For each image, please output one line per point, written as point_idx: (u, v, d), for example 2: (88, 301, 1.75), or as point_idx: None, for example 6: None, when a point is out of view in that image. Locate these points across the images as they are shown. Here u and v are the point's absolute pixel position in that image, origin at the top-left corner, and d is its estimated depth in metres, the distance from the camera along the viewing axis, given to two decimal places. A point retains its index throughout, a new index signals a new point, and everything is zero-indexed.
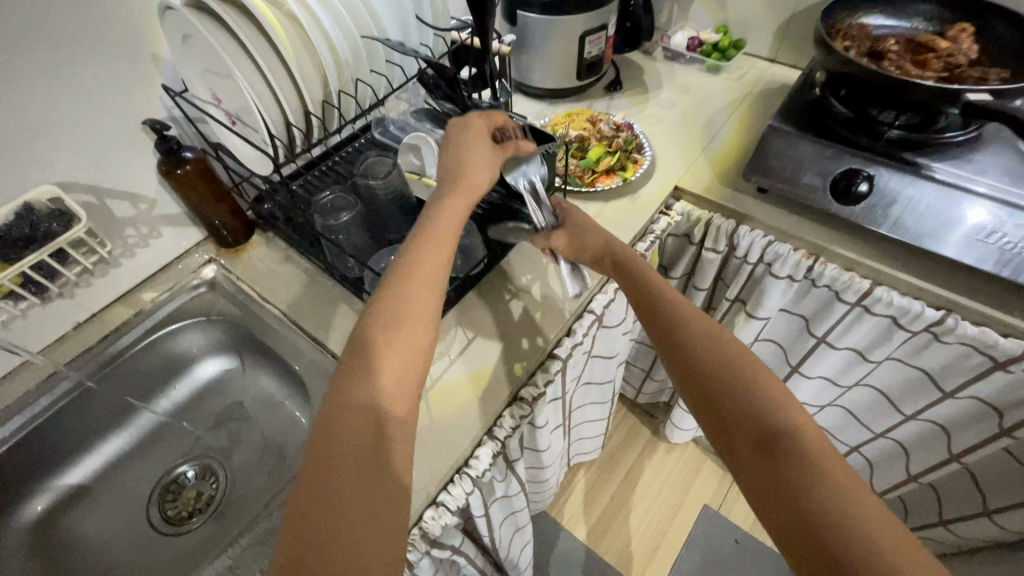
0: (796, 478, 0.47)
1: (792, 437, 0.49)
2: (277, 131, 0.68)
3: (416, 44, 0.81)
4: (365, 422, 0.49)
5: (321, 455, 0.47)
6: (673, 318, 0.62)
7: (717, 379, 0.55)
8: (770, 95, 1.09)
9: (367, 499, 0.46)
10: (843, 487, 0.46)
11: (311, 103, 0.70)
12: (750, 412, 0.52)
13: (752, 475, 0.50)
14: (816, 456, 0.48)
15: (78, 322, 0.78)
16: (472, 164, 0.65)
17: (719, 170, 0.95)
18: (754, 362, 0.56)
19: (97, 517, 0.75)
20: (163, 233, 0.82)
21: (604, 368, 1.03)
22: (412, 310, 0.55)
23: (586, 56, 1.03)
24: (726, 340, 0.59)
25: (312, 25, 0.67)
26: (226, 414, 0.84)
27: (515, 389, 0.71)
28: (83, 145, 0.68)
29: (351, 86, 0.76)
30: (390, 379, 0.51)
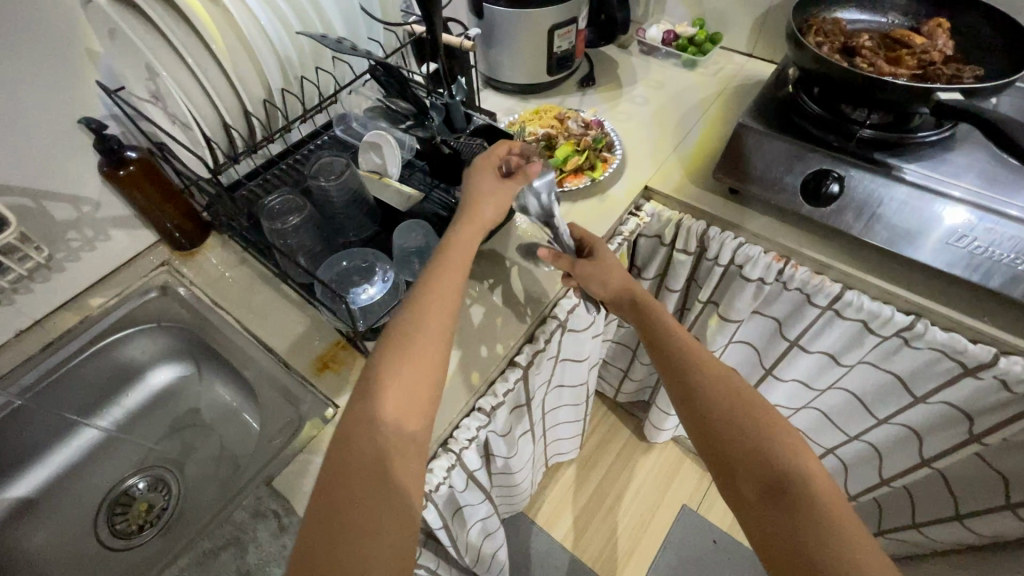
0: (805, 530, 0.49)
1: (800, 486, 0.51)
2: (213, 133, 0.68)
3: (366, 39, 0.79)
4: (376, 440, 0.47)
5: (332, 472, 0.46)
6: (681, 360, 0.62)
7: (728, 424, 0.56)
8: (746, 91, 1.06)
9: (378, 523, 0.44)
10: (851, 539, 0.47)
11: (249, 102, 0.69)
12: (760, 458, 0.54)
13: (762, 524, 0.51)
14: (826, 508, 0.49)
15: (19, 329, 0.75)
16: (483, 191, 0.65)
17: (690, 169, 0.92)
18: (764, 406, 0.57)
19: (41, 532, 0.71)
20: (111, 235, 0.78)
21: (575, 372, 1.01)
22: (428, 328, 0.53)
23: (556, 51, 0.99)
24: (736, 384, 0.59)
25: (245, 19, 0.65)
26: (180, 421, 0.81)
27: (472, 399, 0.69)
28: (14, 145, 0.64)
29: (294, 84, 0.74)
30: (403, 395, 0.49)
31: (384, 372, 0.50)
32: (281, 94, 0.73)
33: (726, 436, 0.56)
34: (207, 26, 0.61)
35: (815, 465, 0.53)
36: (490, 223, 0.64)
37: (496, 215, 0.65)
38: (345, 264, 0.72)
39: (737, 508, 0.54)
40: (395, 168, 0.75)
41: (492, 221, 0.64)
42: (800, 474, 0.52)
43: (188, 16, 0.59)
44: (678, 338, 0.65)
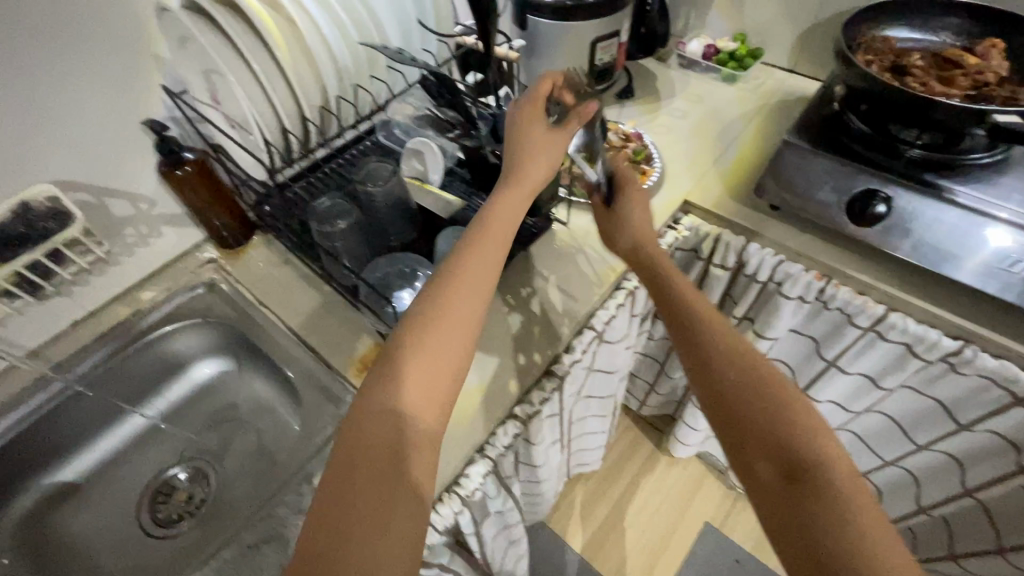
0: (826, 525, 0.45)
1: (823, 478, 0.47)
2: (273, 137, 0.70)
3: (420, 49, 0.81)
4: (396, 425, 0.48)
5: (347, 459, 0.46)
6: (703, 338, 0.59)
7: (749, 407, 0.52)
8: (787, 108, 1.06)
9: (391, 509, 0.44)
10: (872, 537, 0.44)
11: (308, 109, 0.71)
12: (783, 445, 0.50)
13: (774, 507, 0.48)
14: (846, 498, 0.46)
15: (75, 319, 0.78)
16: (531, 152, 0.63)
17: (729, 184, 0.92)
18: (789, 391, 0.53)
19: (87, 516, 0.74)
20: (163, 232, 0.81)
21: (605, 382, 1.01)
22: (451, 315, 0.53)
23: (598, 64, 1.01)
24: (761, 365, 0.55)
25: (309, 29, 0.67)
26: (220, 415, 0.83)
27: (509, 406, 0.69)
28: (83, 145, 0.67)
29: (349, 90, 0.77)
30: (423, 386, 0.50)
31: (405, 359, 0.51)
32: (336, 101, 0.75)
33: (747, 420, 0.52)
34: (275, 36, 0.64)
35: (840, 457, 0.49)
36: (534, 190, 0.63)
37: (537, 187, 0.63)
38: (388, 267, 0.73)
39: (752, 495, 0.50)
40: (435, 174, 0.76)
41: (540, 183, 0.63)
42: (825, 465, 0.48)
43: (259, 30, 0.63)
44: (700, 315, 0.61)
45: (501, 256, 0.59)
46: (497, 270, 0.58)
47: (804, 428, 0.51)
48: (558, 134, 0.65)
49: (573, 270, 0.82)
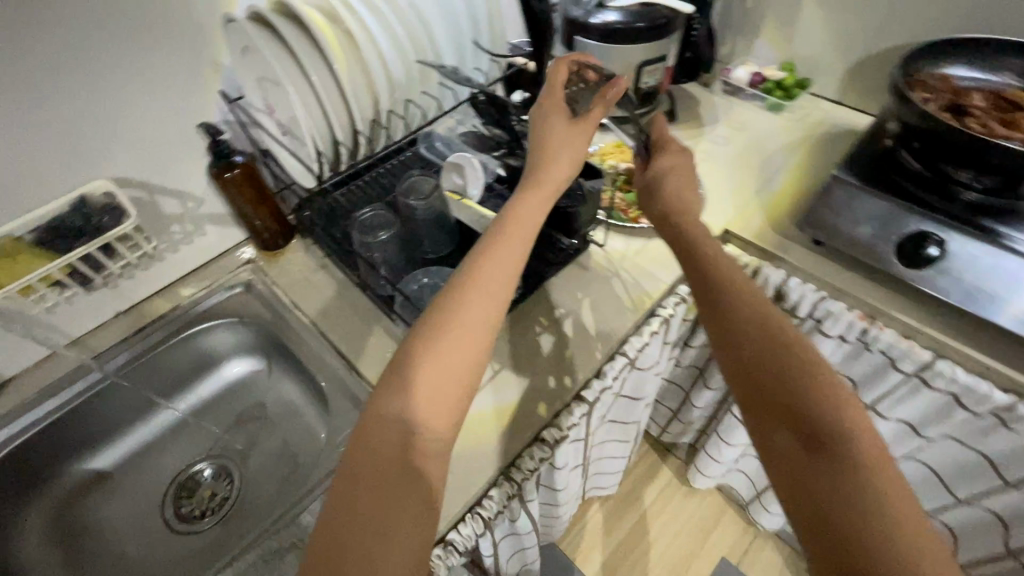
0: (843, 495, 0.43)
1: (845, 447, 0.45)
2: (323, 148, 0.71)
3: (471, 69, 0.82)
4: (403, 432, 0.48)
5: (355, 462, 0.47)
6: (724, 306, 0.56)
7: (769, 376, 0.50)
8: (833, 141, 1.04)
9: (393, 510, 0.45)
10: (894, 510, 0.42)
11: (361, 122, 0.72)
12: (802, 414, 0.48)
13: (791, 474, 0.46)
14: (868, 471, 0.44)
15: (117, 311, 0.80)
16: (552, 152, 0.62)
17: (771, 215, 0.90)
18: (815, 360, 0.51)
19: (115, 505, 0.75)
20: (207, 231, 0.83)
21: (631, 408, 0.99)
22: (463, 315, 0.53)
23: (643, 87, 1.01)
24: (786, 333, 0.53)
25: (367, 43, 0.68)
26: (247, 414, 0.84)
27: (537, 429, 0.68)
28: (140, 144, 0.69)
29: (398, 104, 0.77)
30: (431, 387, 0.50)
31: (414, 359, 0.51)
32: (387, 116, 0.76)
33: (767, 388, 0.50)
34: (336, 51, 0.65)
35: (866, 429, 0.47)
36: (556, 190, 0.62)
37: (559, 188, 0.62)
38: (425, 280, 0.73)
39: (767, 457, 0.49)
40: (476, 190, 0.73)
41: (563, 181, 0.62)
42: (847, 436, 0.46)
43: (317, 39, 0.63)
44: (723, 280, 0.58)
45: (519, 255, 0.58)
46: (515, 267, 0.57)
47: (829, 397, 0.49)
48: (580, 126, 0.63)
49: (608, 294, 0.81)
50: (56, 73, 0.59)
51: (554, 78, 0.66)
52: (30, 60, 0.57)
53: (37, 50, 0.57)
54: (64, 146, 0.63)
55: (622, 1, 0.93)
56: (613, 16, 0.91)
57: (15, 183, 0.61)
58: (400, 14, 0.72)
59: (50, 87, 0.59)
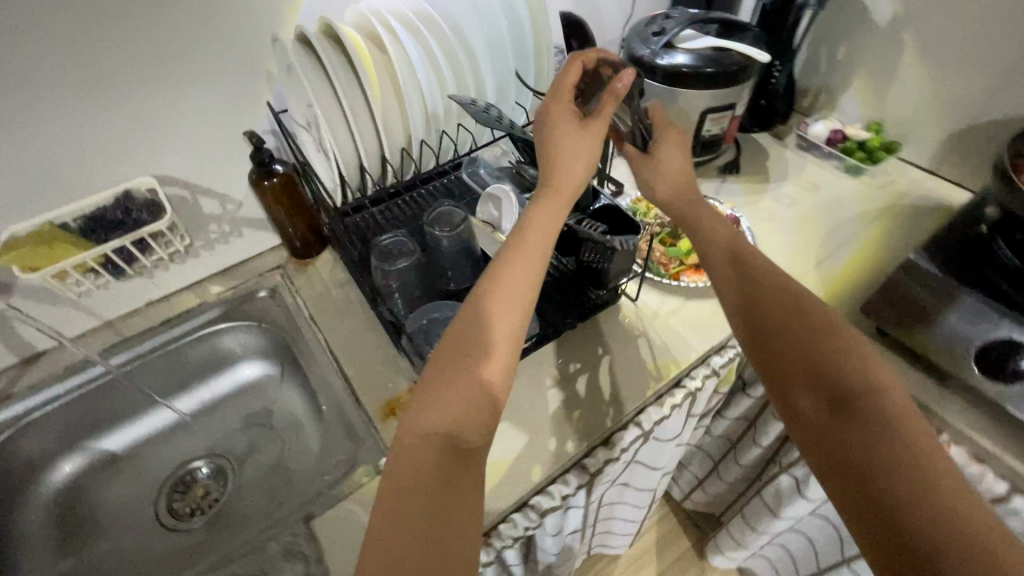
0: (880, 454, 0.42)
1: (877, 408, 0.44)
2: (347, 173, 0.71)
3: (513, 104, 0.80)
4: (432, 447, 0.45)
5: (394, 488, 0.43)
6: (744, 286, 0.55)
7: (798, 356, 0.50)
8: (918, 216, 0.92)
9: (443, 518, 0.42)
10: (924, 456, 0.41)
11: (388, 149, 0.72)
12: (830, 382, 0.47)
13: (818, 435, 0.46)
14: (893, 421, 0.43)
15: (150, 300, 0.83)
16: (561, 144, 0.57)
17: (830, 291, 0.81)
18: (827, 319, 0.51)
19: (116, 488, 0.77)
20: (244, 233, 0.85)
21: (646, 476, 0.92)
22: (493, 310, 0.51)
23: (704, 134, 0.95)
24: (809, 306, 0.52)
25: (406, 71, 0.67)
26: (252, 418, 0.84)
27: (527, 493, 0.63)
28: (186, 145, 0.71)
29: (433, 135, 0.76)
30: (460, 393, 0.47)
31: (438, 372, 0.48)
32: (420, 146, 0.75)
33: (795, 367, 0.49)
34: (370, 75, 0.64)
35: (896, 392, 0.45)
36: (575, 185, 0.57)
37: (575, 185, 0.57)
38: (433, 315, 0.70)
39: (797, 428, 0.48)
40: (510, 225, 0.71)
41: (581, 185, 0.58)
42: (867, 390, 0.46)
43: (355, 68, 0.62)
44: (741, 258, 0.57)
45: (544, 250, 0.55)
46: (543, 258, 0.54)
47: (845, 356, 0.48)
48: (592, 128, 0.58)
49: (631, 355, 0.75)
50: (112, 73, 0.62)
51: (563, 77, 0.61)
52: (89, 59, 0.59)
53: (97, 51, 0.60)
54: (116, 142, 0.66)
55: (694, 44, 0.88)
56: (682, 57, 0.86)
57: (64, 173, 0.65)
58: (449, 47, 0.69)
59: (107, 87, 0.62)
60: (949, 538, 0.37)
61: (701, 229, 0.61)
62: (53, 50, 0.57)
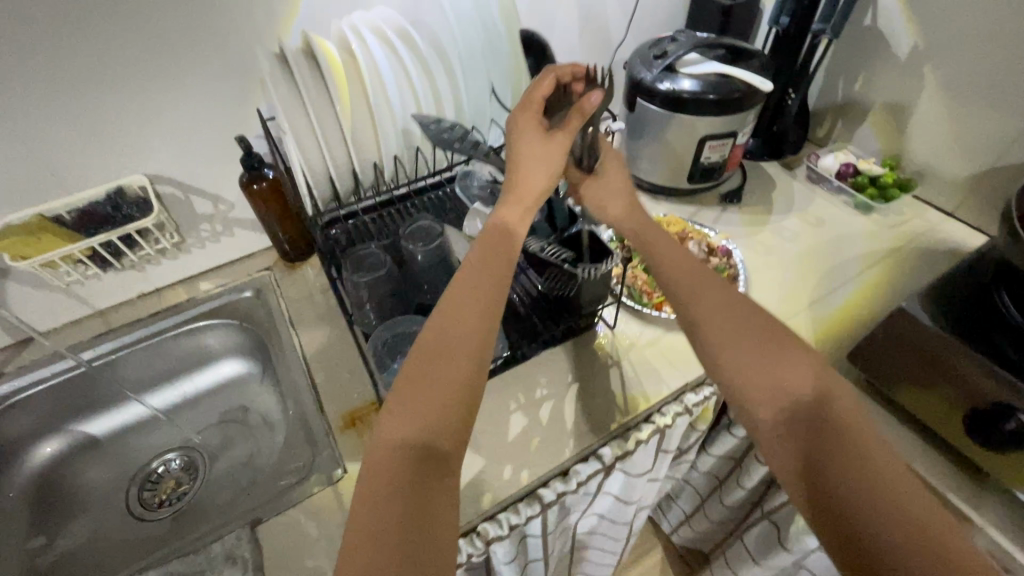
0: (837, 461, 0.43)
1: (827, 415, 0.46)
2: (318, 185, 0.71)
3: (489, 121, 0.79)
4: (400, 455, 0.43)
5: (364, 497, 0.42)
6: (694, 294, 0.53)
7: (755, 372, 0.48)
8: (929, 261, 0.87)
9: (420, 517, 0.41)
10: (878, 466, 0.42)
11: (358, 163, 0.73)
12: (781, 395, 0.47)
13: (779, 450, 0.46)
14: (844, 431, 0.44)
15: (142, 292, 0.86)
16: (526, 153, 0.56)
17: (822, 334, 0.77)
18: (774, 328, 0.50)
19: (93, 472, 0.80)
20: (235, 234, 0.87)
21: (618, 509, 0.89)
22: (463, 304, 0.50)
23: (703, 161, 0.92)
24: (755, 314, 0.51)
25: (375, 87, 0.67)
26: (228, 415, 0.86)
27: (475, 519, 0.62)
28: (178, 146, 0.74)
29: (405, 149, 0.76)
30: (427, 396, 0.46)
31: (407, 378, 0.47)
32: (391, 160, 0.75)
33: (752, 384, 0.48)
34: (341, 86, 0.64)
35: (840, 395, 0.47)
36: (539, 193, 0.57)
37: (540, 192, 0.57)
38: (404, 329, 0.69)
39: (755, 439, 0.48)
40: None
41: (543, 193, 0.57)
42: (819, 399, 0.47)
43: (327, 84, 0.62)
44: (690, 263, 0.56)
45: (514, 247, 0.55)
46: (511, 257, 0.54)
47: (797, 369, 0.48)
48: (553, 142, 0.56)
49: (601, 385, 0.73)
50: (107, 74, 0.64)
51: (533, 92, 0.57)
52: (86, 60, 0.62)
53: (93, 54, 0.62)
54: (111, 141, 0.69)
55: (697, 68, 0.85)
56: (688, 83, 0.83)
57: (59, 168, 0.67)
58: (421, 63, 0.69)
59: (103, 88, 0.65)
60: (913, 546, 0.38)
61: (652, 242, 0.59)
62: (52, 51, 0.60)
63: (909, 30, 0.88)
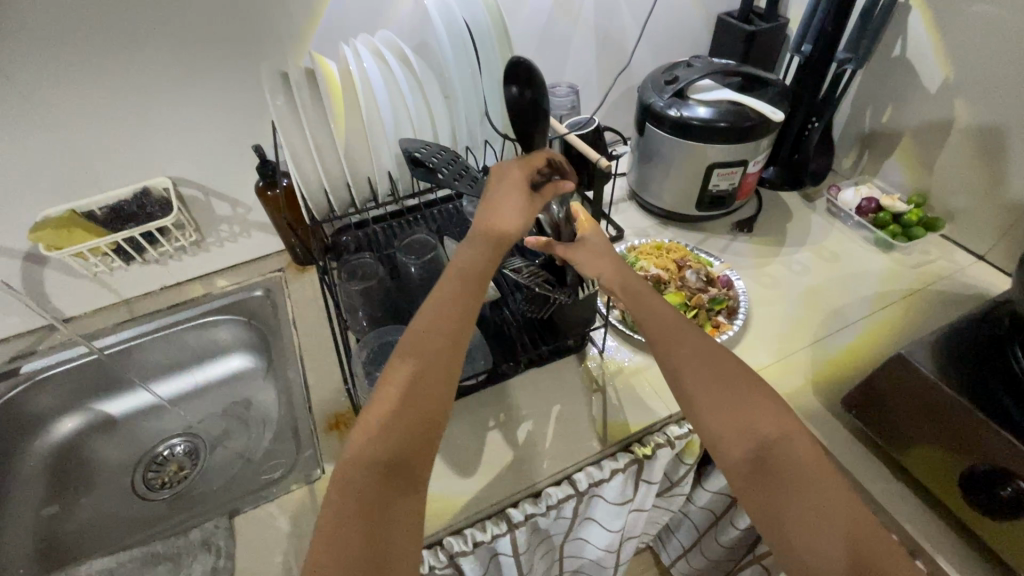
0: (802, 500, 0.44)
1: (791, 453, 0.46)
2: (312, 199, 0.74)
3: (483, 140, 0.81)
4: (371, 468, 0.43)
5: (334, 508, 0.42)
6: (673, 342, 0.54)
7: (726, 415, 0.49)
8: (949, 305, 0.82)
9: (388, 526, 0.42)
10: (843, 512, 0.43)
11: (352, 178, 0.74)
12: (750, 436, 0.48)
13: (750, 492, 0.47)
14: (813, 476, 0.45)
15: (165, 284, 0.92)
16: (511, 188, 0.57)
17: (820, 375, 0.74)
18: (744, 370, 0.52)
19: (107, 449, 0.86)
20: (253, 235, 0.92)
21: (602, 536, 0.87)
22: (445, 320, 0.50)
23: (712, 188, 0.91)
24: (725, 359, 0.52)
25: (368, 106, 0.68)
26: (232, 406, 0.90)
27: (440, 532, 0.62)
28: (202, 152, 0.79)
29: (398, 169, 0.77)
30: (401, 410, 0.46)
31: (382, 393, 0.47)
32: (385, 177, 0.76)
33: (723, 427, 0.49)
34: (335, 105, 0.65)
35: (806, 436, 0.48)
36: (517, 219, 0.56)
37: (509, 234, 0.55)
38: (391, 338, 0.71)
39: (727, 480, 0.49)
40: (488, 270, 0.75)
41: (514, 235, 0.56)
42: (789, 441, 0.47)
43: (323, 104, 0.65)
44: (671, 313, 0.56)
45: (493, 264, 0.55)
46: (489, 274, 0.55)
47: (767, 413, 0.49)
48: (532, 208, 0.57)
49: (582, 410, 0.72)
50: (141, 84, 0.70)
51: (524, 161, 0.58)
52: (123, 71, 0.68)
53: (128, 66, 0.68)
54: (141, 145, 0.75)
55: (709, 95, 0.84)
56: (703, 110, 0.82)
57: (94, 167, 0.74)
58: (416, 87, 0.71)
59: (135, 97, 0.71)
60: None
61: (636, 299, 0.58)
62: (92, 63, 0.66)
63: (939, 62, 0.84)
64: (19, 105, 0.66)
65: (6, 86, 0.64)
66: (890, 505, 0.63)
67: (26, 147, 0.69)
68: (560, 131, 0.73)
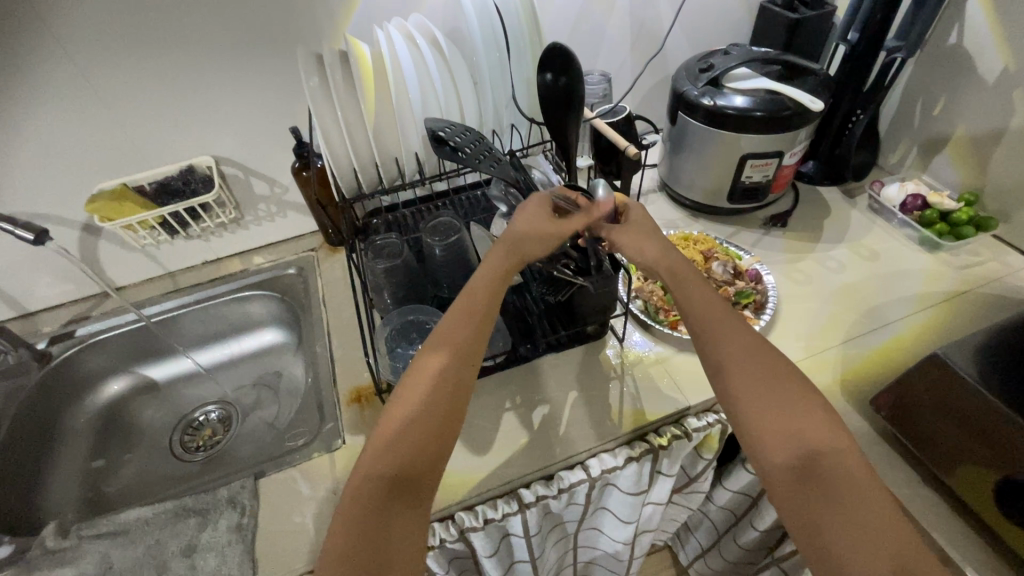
0: (826, 519, 0.43)
1: (825, 472, 0.44)
2: (342, 179, 0.76)
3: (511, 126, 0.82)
4: (382, 470, 0.46)
5: (349, 505, 0.45)
6: (720, 341, 0.52)
7: (772, 422, 0.47)
8: (998, 309, 0.77)
9: (391, 526, 0.44)
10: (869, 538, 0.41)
11: (381, 158, 0.76)
12: (791, 446, 0.46)
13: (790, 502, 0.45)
14: (846, 494, 0.43)
15: (205, 259, 0.97)
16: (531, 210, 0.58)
17: (848, 373, 0.72)
18: (785, 375, 0.49)
19: (150, 411, 0.91)
20: (288, 215, 0.96)
21: (614, 527, 0.87)
22: (461, 330, 0.52)
23: (744, 180, 0.88)
24: (777, 363, 0.50)
25: (396, 87, 0.69)
26: (264, 377, 0.95)
27: (453, 507, 0.64)
28: (242, 133, 0.83)
29: (424, 150, 0.78)
30: (408, 418, 0.48)
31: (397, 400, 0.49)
32: (412, 159, 0.78)
33: (767, 432, 0.47)
34: (367, 86, 0.67)
35: (853, 456, 0.45)
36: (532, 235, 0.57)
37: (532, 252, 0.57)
38: (410, 317, 0.74)
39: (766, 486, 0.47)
40: None
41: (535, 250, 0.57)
42: (829, 454, 0.45)
43: (354, 83, 0.67)
44: (721, 315, 0.53)
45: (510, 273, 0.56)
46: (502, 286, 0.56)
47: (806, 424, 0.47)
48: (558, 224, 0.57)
49: (600, 396, 0.72)
50: (189, 67, 0.74)
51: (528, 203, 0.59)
52: (172, 53, 0.72)
53: (177, 49, 0.72)
54: (187, 124, 0.79)
55: (745, 83, 0.82)
56: (739, 99, 0.79)
57: (144, 145, 0.79)
58: (446, 71, 0.73)
59: (183, 79, 0.75)
60: None
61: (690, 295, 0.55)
62: (146, 46, 0.70)
63: (999, 50, 0.79)
64: (79, 85, 0.71)
65: (68, 67, 0.69)
66: (916, 509, 0.61)
67: (83, 123, 0.74)
68: (588, 117, 0.73)
